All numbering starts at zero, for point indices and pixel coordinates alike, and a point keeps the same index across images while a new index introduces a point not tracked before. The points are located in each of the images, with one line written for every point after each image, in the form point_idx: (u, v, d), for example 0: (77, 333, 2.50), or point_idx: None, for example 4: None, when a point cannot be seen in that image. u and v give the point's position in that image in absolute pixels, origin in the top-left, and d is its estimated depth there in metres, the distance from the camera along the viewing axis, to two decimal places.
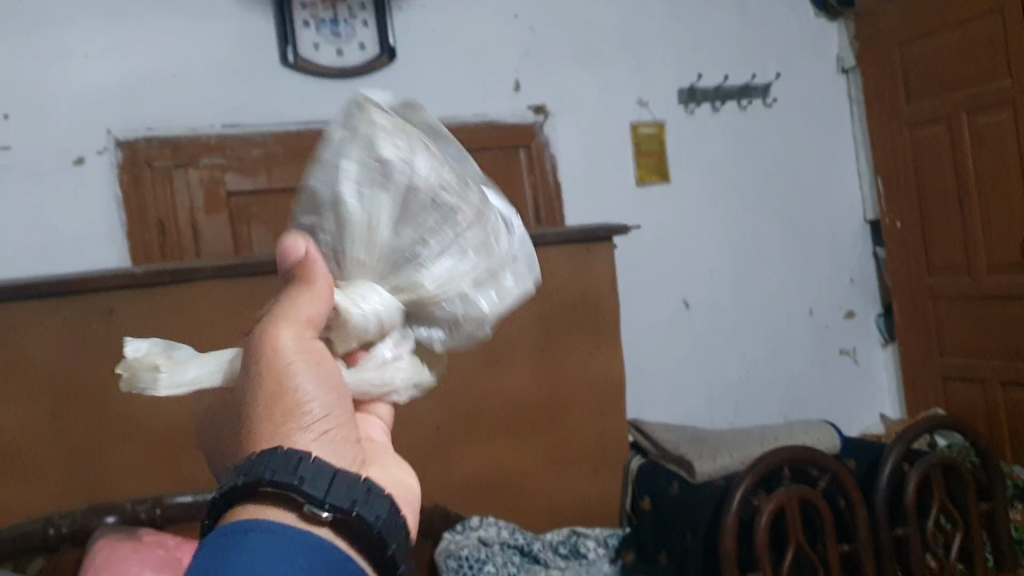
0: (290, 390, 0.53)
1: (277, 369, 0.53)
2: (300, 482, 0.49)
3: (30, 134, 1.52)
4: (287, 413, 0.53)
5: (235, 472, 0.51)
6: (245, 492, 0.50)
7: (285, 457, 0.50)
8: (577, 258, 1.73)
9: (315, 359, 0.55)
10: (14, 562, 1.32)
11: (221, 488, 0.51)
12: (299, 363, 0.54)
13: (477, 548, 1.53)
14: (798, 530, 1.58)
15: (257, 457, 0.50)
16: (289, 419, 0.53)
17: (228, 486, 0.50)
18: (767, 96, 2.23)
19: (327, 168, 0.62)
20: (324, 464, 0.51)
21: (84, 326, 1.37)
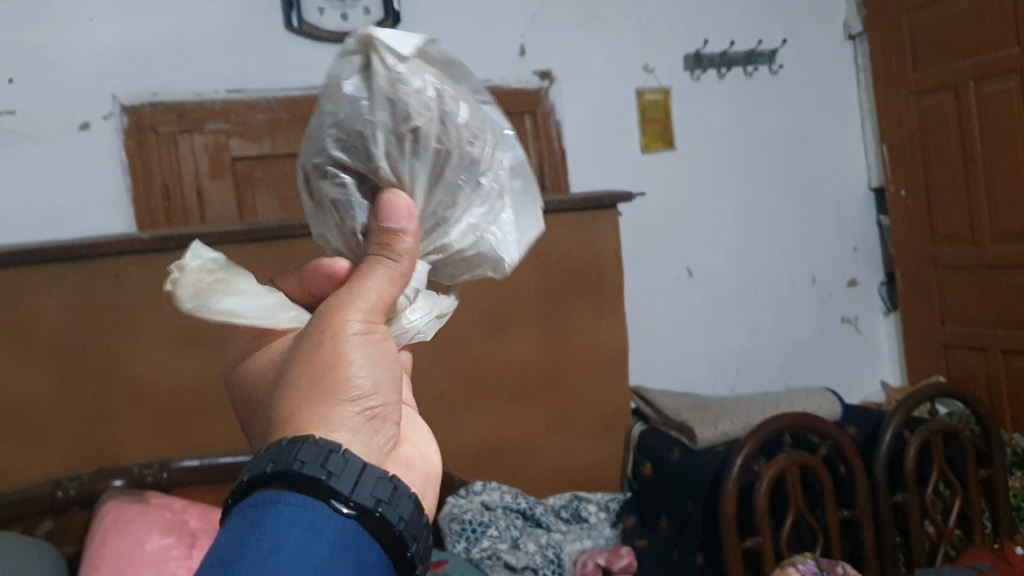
0: (344, 364, 0.55)
1: (340, 344, 0.56)
2: (327, 477, 0.49)
3: (34, 98, 1.51)
4: (337, 386, 0.54)
5: (266, 457, 0.50)
6: (273, 480, 0.49)
7: (316, 449, 0.50)
8: (582, 226, 1.73)
9: (376, 341, 0.57)
10: (25, 524, 1.34)
11: (250, 471, 0.50)
12: (363, 342, 0.56)
13: (481, 512, 1.55)
14: (798, 496, 1.59)
15: (289, 446, 0.50)
16: (337, 390, 0.54)
17: (256, 471, 0.50)
18: (774, 62, 2.21)
19: (396, 137, 0.58)
20: (353, 460, 0.51)
21: (90, 291, 1.38)
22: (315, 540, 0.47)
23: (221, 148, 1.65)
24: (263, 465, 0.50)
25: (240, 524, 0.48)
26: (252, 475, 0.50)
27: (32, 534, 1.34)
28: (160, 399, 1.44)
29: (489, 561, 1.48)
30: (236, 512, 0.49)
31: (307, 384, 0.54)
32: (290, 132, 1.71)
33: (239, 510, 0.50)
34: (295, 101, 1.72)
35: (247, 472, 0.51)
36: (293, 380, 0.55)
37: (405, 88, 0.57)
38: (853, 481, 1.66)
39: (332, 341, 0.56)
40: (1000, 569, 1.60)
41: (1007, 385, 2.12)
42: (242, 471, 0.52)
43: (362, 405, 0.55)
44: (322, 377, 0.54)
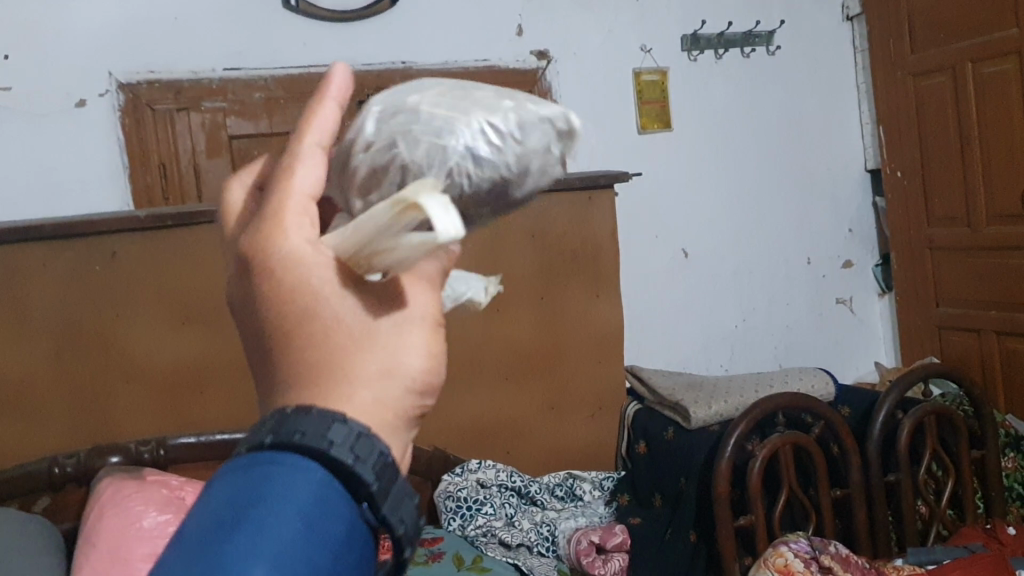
0: (394, 351, 0.50)
1: (397, 333, 0.50)
2: (374, 484, 0.47)
3: (31, 76, 1.51)
4: (382, 371, 0.49)
5: (325, 431, 0.46)
6: (321, 461, 0.46)
7: (372, 447, 0.47)
8: (577, 206, 1.73)
9: (430, 340, 0.52)
10: (22, 500, 1.34)
11: (304, 436, 0.46)
12: (419, 339, 0.51)
13: (476, 490, 1.56)
14: (791, 475, 1.61)
15: (355, 437, 0.47)
16: (382, 376, 0.49)
17: (310, 443, 0.46)
18: (770, 44, 2.20)
19: (514, 200, 0.59)
20: (396, 472, 0.49)
21: (86, 268, 1.39)
22: (332, 535, 0.45)
23: (219, 126, 1.66)
24: (320, 442, 0.46)
25: (270, 490, 0.45)
26: (302, 443, 0.46)
27: (29, 510, 1.35)
28: (158, 376, 1.45)
29: (484, 539, 1.51)
30: (271, 473, 0.46)
31: (350, 355, 0.49)
32: (287, 110, 1.71)
33: (275, 473, 0.46)
34: (293, 79, 1.72)
35: (300, 433, 0.46)
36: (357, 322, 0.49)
37: (553, 171, 0.59)
38: (846, 461, 1.67)
39: (390, 322, 0.50)
40: (992, 548, 1.62)
41: (1001, 367, 2.13)
42: (286, 424, 0.47)
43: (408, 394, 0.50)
44: (374, 354, 0.49)
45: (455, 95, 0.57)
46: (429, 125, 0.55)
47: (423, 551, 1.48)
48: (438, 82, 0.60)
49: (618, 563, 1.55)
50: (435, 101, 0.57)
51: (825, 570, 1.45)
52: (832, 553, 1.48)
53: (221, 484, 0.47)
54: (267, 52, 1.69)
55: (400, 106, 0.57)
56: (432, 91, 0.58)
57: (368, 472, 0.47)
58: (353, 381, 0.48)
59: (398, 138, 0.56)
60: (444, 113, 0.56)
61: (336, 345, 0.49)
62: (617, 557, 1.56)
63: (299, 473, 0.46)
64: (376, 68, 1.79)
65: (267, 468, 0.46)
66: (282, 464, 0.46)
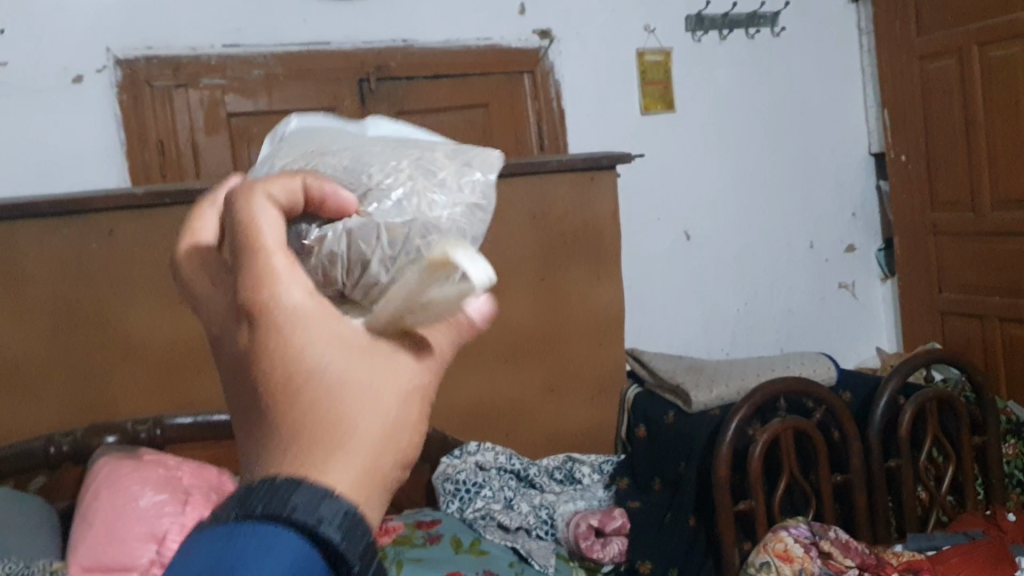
0: (358, 425, 0.41)
1: (364, 411, 0.42)
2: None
3: (27, 50, 1.49)
4: (336, 446, 0.41)
5: (343, 524, 0.39)
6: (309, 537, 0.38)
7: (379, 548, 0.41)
8: (579, 186, 1.72)
9: (404, 420, 0.43)
10: (17, 478, 1.33)
11: (296, 509, 0.38)
12: (391, 420, 0.42)
13: (475, 472, 1.55)
14: (791, 460, 1.60)
15: (349, 518, 0.39)
16: (336, 450, 0.41)
17: (327, 534, 0.39)
18: (775, 25, 2.18)
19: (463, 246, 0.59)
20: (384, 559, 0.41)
21: (84, 245, 1.37)
22: None
23: (217, 104, 1.64)
24: (333, 537, 0.39)
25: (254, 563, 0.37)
26: (295, 518, 0.38)
27: (25, 489, 1.34)
28: (154, 355, 1.43)
29: (482, 522, 1.50)
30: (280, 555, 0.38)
31: (308, 427, 0.41)
32: (287, 88, 1.69)
33: (262, 554, 0.38)
34: (293, 56, 1.69)
35: (317, 519, 0.38)
36: (361, 392, 0.42)
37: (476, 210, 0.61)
38: (847, 447, 1.66)
39: (361, 394, 0.42)
40: (992, 535, 1.61)
41: (1004, 354, 2.13)
42: (299, 501, 0.39)
43: (382, 459, 0.42)
44: (337, 426, 0.41)
45: (411, 154, 0.56)
46: (442, 183, 0.55)
47: (421, 533, 1.47)
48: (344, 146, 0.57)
49: (616, 547, 1.56)
50: (407, 157, 0.56)
51: (824, 555, 1.45)
52: (832, 539, 1.47)
53: (213, 553, 0.38)
54: (267, 28, 1.67)
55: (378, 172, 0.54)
56: (380, 155, 0.55)
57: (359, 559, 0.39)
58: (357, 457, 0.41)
59: (422, 201, 0.53)
60: (440, 166, 0.56)
61: (338, 421, 0.41)
62: (616, 541, 1.56)
63: (287, 552, 0.38)
64: (377, 46, 1.77)
65: (271, 548, 0.38)
66: (266, 541, 0.38)
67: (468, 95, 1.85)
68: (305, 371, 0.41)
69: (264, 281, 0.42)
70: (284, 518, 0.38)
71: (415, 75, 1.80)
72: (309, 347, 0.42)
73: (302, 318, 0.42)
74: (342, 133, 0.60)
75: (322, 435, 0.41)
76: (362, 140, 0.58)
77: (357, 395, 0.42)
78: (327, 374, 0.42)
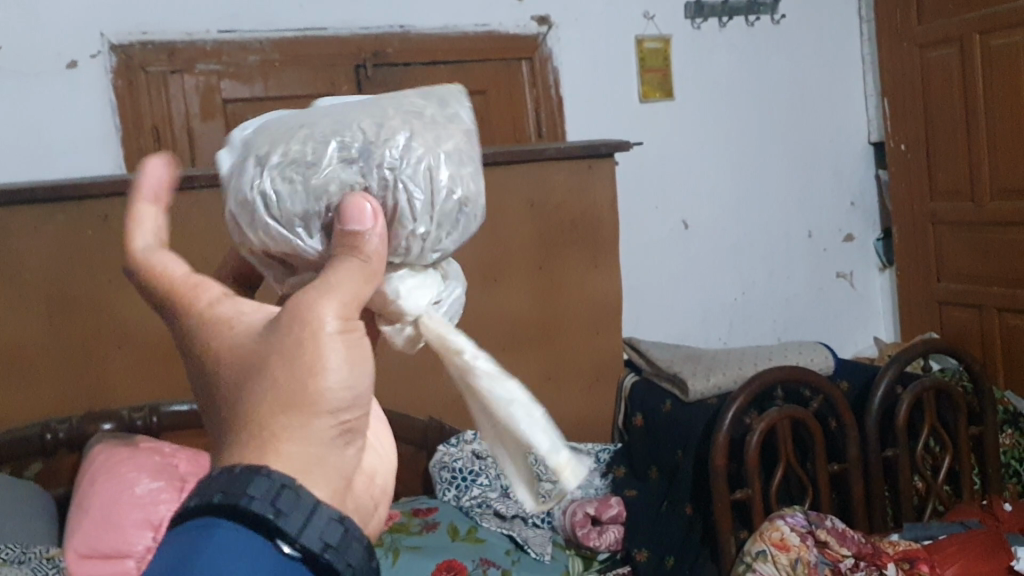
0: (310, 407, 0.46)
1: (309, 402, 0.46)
2: (320, 548, 0.43)
3: (21, 36, 1.48)
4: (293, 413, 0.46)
5: (274, 499, 0.43)
6: (242, 520, 0.42)
7: (331, 522, 0.45)
8: (578, 175, 1.71)
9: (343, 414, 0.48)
10: (13, 465, 1.33)
11: (225, 496, 0.43)
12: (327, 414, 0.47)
13: (472, 461, 1.54)
14: (788, 449, 1.59)
15: (279, 491, 0.43)
16: (289, 416, 0.46)
17: (258, 511, 0.42)
18: (775, 12, 2.17)
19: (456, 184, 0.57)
20: (335, 521, 0.45)
21: (80, 232, 1.36)
22: None
23: (213, 90, 1.62)
24: (266, 513, 0.42)
25: (196, 555, 0.41)
26: (225, 505, 0.43)
27: (21, 475, 1.34)
28: (153, 342, 1.42)
29: (479, 509, 1.51)
30: (220, 540, 0.42)
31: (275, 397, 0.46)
32: (283, 73, 1.68)
33: (204, 544, 0.42)
34: (289, 42, 1.68)
35: (248, 497, 0.42)
36: (358, 361, 0.48)
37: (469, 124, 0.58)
38: (844, 435, 1.65)
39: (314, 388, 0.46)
40: (988, 525, 1.61)
41: (1001, 343, 2.13)
42: (234, 485, 0.43)
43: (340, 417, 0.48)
44: (293, 400, 0.46)
45: (388, 106, 0.55)
46: (435, 122, 0.54)
47: (418, 521, 1.47)
48: (316, 122, 0.53)
49: (613, 535, 1.56)
50: (393, 109, 0.54)
51: (821, 544, 1.45)
52: (829, 528, 1.47)
53: (171, 550, 0.42)
54: (263, 14, 1.66)
55: (379, 130, 0.52)
56: (363, 115, 0.54)
57: (298, 527, 0.43)
58: (327, 414, 0.47)
59: (436, 144, 0.53)
60: (430, 106, 0.55)
61: (327, 374, 0.47)
62: (613, 529, 1.57)
63: (226, 538, 0.42)
64: (374, 33, 1.75)
65: (206, 539, 0.42)
66: (207, 532, 0.42)
67: (466, 82, 1.84)
68: (320, 329, 0.47)
69: (306, 305, 0.47)
70: (217, 503, 0.43)
71: (412, 62, 1.79)
72: (326, 306, 0.47)
73: (309, 338, 0.47)
74: (292, 115, 0.56)
75: (305, 393, 0.46)
76: (324, 111, 0.55)
77: (353, 364, 0.48)
78: (335, 335, 0.47)
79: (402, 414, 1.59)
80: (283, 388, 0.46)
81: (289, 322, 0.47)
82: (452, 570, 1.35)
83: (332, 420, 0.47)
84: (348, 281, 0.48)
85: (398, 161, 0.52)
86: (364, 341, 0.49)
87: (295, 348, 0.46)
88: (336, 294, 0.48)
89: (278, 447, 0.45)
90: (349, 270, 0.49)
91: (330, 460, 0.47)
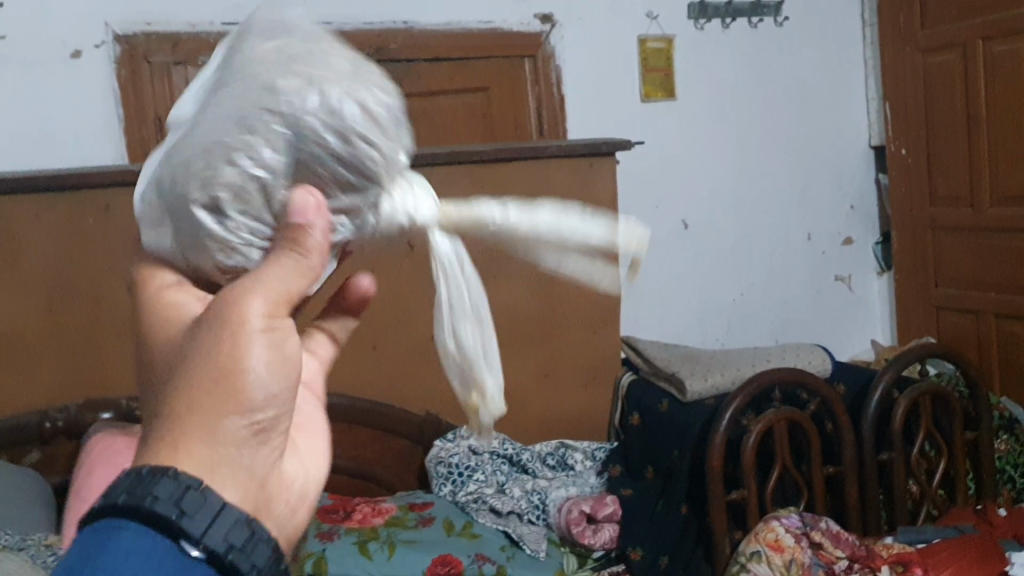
0: (225, 393, 0.45)
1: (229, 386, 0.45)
2: (229, 551, 0.42)
3: (27, 23, 1.48)
4: (205, 404, 0.44)
5: (179, 499, 0.42)
6: (144, 520, 0.41)
7: (238, 524, 0.43)
8: (580, 173, 1.72)
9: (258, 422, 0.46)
10: (11, 452, 1.34)
11: (124, 496, 0.42)
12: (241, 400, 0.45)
13: (468, 456, 1.57)
14: (785, 450, 1.59)
15: (182, 489, 0.42)
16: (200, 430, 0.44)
17: (160, 512, 0.41)
18: (778, 14, 2.17)
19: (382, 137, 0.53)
20: (249, 528, 0.43)
21: (80, 220, 1.36)
22: None
23: None
24: (172, 511, 0.41)
25: (92, 558, 0.40)
26: (125, 504, 0.41)
27: (18, 463, 1.34)
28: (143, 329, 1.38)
29: (475, 505, 1.51)
30: (121, 542, 0.40)
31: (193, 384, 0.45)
32: None
33: (101, 543, 0.41)
34: None
35: (152, 497, 0.41)
36: (281, 372, 0.47)
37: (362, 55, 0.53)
38: (840, 438, 1.66)
39: (231, 378, 0.45)
40: (982, 530, 1.61)
41: (998, 349, 2.13)
42: (137, 485, 0.42)
43: (254, 420, 0.46)
44: (212, 387, 0.45)
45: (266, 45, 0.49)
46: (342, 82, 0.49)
47: (413, 515, 1.47)
48: (210, 120, 0.49)
49: (609, 533, 1.55)
50: (313, 83, 0.47)
51: (815, 546, 1.46)
52: (823, 530, 1.47)
53: (69, 555, 0.41)
54: (266, 6, 1.66)
55: (331, 140, 0.48)
56: (255, 83, 0.48)
57: (203, 527, 0.42)
58: (239, 414, 0.45)
59: (386, 125, 0.49)
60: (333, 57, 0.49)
61: (245, 373, 0.45)
62: (608, 527, 1.56)
63: (121, 539, 0.41)
64: (378, 28, 1.75)
65: (103, 536, 0.41)
66: (106, 533, 0.41)
67: (469, 79, 1.85)
68: (245, 322, 0.46)
69: (236, 295, 0.46)
70: (119, 504, 0.41)
71: (416, 57, 1.78)
72: (251, 300, 0.46)
73: (233, 328, 0.46)
74: (178, 121, 0.51)
75: (228, 390, 0.45)
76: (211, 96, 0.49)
77: (275, 368, 0.47)
78: (261, 336, 0.46)
79: (400, 409, 1.60)
80: (198, 384, 0.45)
81: (218, 310, 0.46)
82: (447, 565, 1.36)
83: (246, 421, 0.45)
84: (280, 278, 0.47)
85: (370, 170, 0.49)
86: (281, 331, 0.47)
87: (216, 341, 0.45)
88: (265, 290, 0.47)
89: (190, 448, 0.44)
90: (293, 274, 0.48)
91: (242, 462, 0.46)
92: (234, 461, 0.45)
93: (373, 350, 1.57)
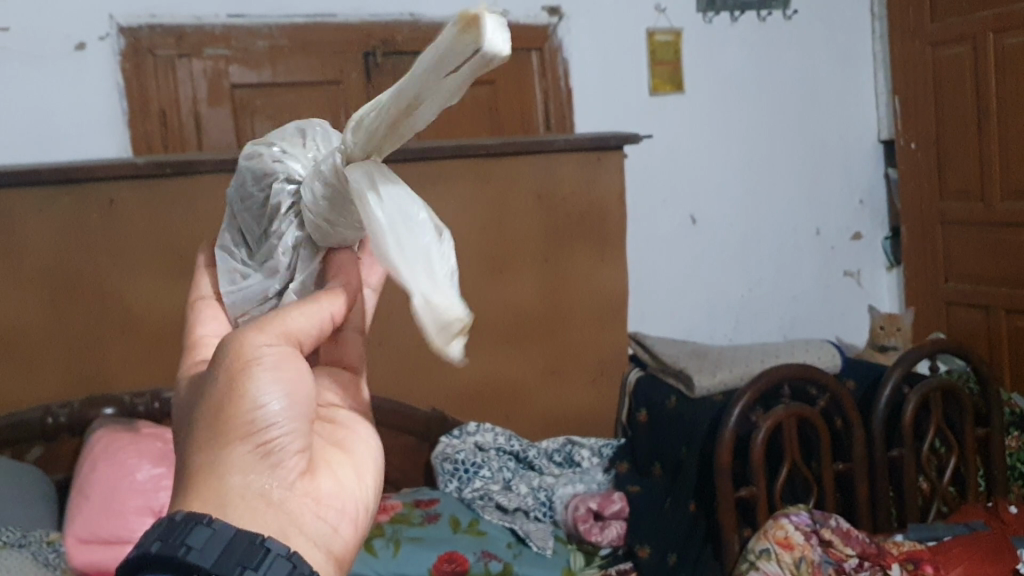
0: (230, 427, 0.53)
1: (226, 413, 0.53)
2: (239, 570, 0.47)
3: (29, 14, 1.47)
4: (219, 440, 0.53)
5: (183, 539, 0.48)
6: (160, 560, 0.48)
7: (246, 550, 0.49)
8: (588, 165, 1.70)
9: (264, 451, 0.54)
10: (15, 448, 1.33)
11: (142, 547, 0.49)
12: (245, 426, 0.53)
13: (474, 453, 1.56)
14: (794, 446, 1.58)
15: (184, 531, 0.48)
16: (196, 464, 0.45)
17: (168, 553, 0.47)
18: (788, 8, 2.15)
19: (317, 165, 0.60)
20: (264, 551, 0.49)
21: (83, 215, 1.34)
22: None
23: (220, 74, 1.60)
24: (177, 549, 0.47)
25: None
26: (141, 554, 0.48)
27: (22, 459, 1.34)
28: (159, 327, 1.40)
29: (481, 501, 1.51)
30: None
31: (202, 423, 0.53)
32: (290, 59, 1.66)
33: None
34: (297, 27, 1.66)
35: (158, 543, 0.48)
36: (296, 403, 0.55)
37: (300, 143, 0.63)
38: (849, 435, 1.64)
39: (230, 408, 0.53)
40: (993, 526, 1.60)
41: (1008, 345, 2.12)
42: (152, 534, 0.49)
43: (258, 444, 0.54)
44: (219, 425, 0.53)
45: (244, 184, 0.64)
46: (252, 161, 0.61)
47: (419, 512, 1.46)
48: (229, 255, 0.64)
49: (615, 531, 1.51)
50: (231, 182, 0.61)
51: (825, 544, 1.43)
52: (833, 527, 1.45)
53: None
54: None
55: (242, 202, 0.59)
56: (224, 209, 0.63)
57: (211, 556, 0.47)
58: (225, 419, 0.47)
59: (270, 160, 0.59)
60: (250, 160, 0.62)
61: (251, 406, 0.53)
62: (616, 524, 1.52)
63: None
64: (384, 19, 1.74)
65: None
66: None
67: None
68: (260, 360, 0.54)
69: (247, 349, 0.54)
70: (137, 557, 0.48)
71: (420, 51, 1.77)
72: (254, 341, 0.54)
73: (238, 370, 0.54)
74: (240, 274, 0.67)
75: (225, 424, 0.53)
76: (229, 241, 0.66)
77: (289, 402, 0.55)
78: (272, 373, 0.54)
79: (406, 406, 1.59)
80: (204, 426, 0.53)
81: (234, 349, 0.54)
82: (453, 562, 1.34)
83: (249, 446, 0.53)
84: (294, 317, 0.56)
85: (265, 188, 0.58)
86: (297, 367, 0.55)
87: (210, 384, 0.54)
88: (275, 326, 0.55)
89: None
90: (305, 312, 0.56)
91: (253, 487, 0.53)
92: (244, 489, 0.52)
93: (377, 346, 1.56)
